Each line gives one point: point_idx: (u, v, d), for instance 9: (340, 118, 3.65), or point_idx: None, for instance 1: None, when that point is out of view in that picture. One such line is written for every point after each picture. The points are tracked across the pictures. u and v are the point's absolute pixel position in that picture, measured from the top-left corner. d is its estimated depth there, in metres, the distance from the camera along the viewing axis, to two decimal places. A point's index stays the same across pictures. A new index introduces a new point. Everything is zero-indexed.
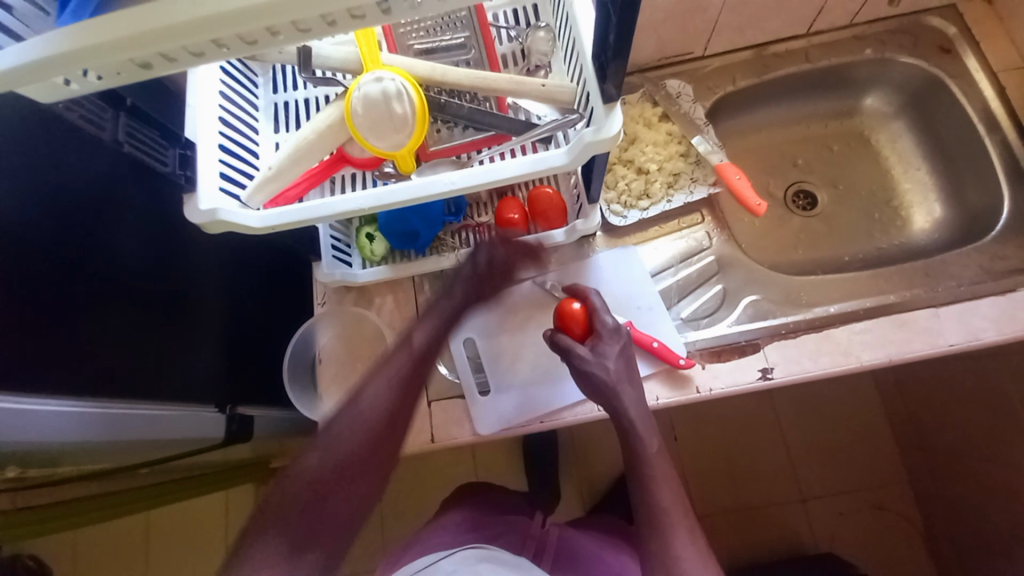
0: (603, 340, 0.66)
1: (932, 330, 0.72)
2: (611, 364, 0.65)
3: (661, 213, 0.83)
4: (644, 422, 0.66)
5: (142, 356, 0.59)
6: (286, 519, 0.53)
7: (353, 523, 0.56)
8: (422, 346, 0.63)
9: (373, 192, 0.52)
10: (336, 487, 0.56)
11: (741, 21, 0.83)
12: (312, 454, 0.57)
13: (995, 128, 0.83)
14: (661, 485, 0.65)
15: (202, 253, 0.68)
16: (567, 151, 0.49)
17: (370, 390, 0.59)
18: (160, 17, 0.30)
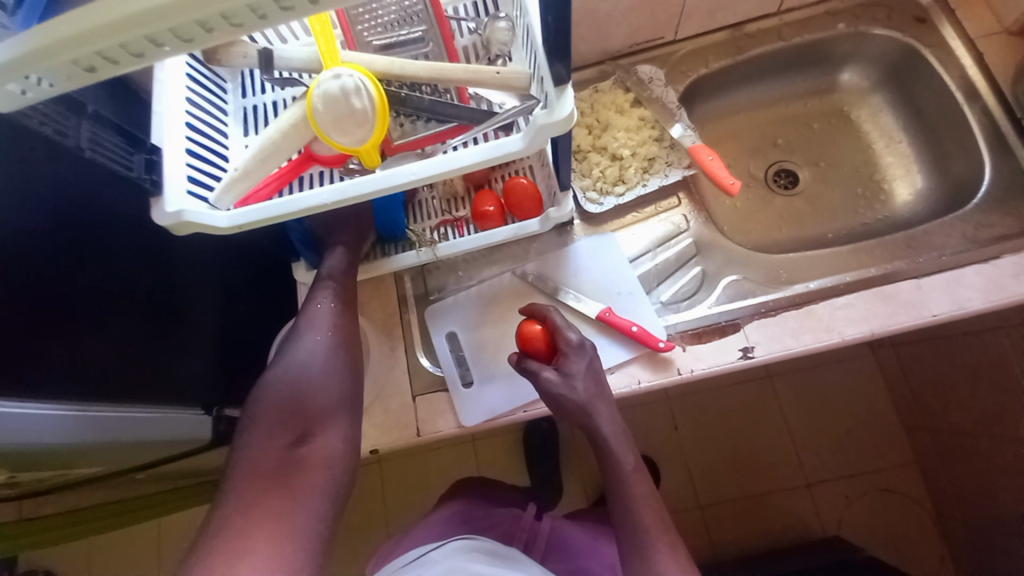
0: (571, 359, 0.67)
1: (916, 302, 0.71)
2: (581, 385, 0.66)
3: (637, 198, 0.83)
4: (619, 440, 0.66)
5: (123, 359, 0.60)
6: (257, 437, 0.62)
7: (329, 415, 0.65)
8: (341, 271, 0.73)
9: (336, 187, 0.53)
10: (301, 389, 0.65)
11: (709, 2, 0.82)
12: (276, 366, 0.66)
13: (974, 96, 0.81)
14: (636, 479, 0.66)
15: (196, 263, 0.69)
16: (523, 136, 0.50)
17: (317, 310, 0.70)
18: (99, 15, 0.31)
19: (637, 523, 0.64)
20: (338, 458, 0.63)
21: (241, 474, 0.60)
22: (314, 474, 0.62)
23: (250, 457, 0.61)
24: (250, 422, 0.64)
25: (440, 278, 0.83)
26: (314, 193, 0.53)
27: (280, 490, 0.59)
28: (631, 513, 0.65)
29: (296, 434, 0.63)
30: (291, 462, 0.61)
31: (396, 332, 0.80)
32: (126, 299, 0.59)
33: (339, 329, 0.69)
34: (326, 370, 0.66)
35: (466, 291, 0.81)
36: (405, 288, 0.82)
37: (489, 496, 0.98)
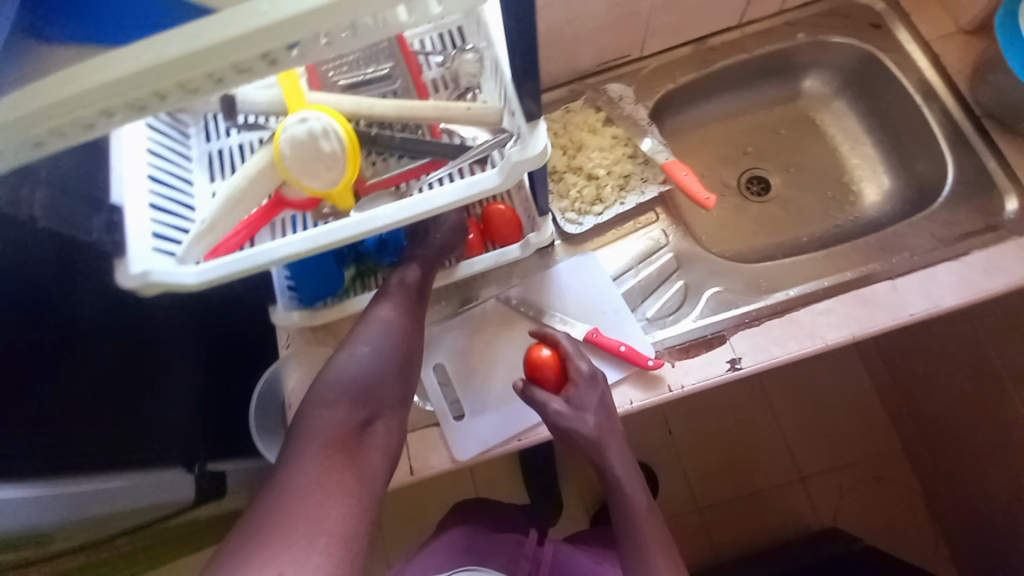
0: (580, 387, 0.67)
1: (893, 303, 0.73)
2: (591, 416, 0.66)
3: (616, 216, 0.83)
4: (630, 478, 0.67)
5: (86, 425, 0.57)
6: (328, 407, 0.61)
7: (395, 400, 0.65)
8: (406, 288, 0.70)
9: (308, 234, 0.52)
10: (379, 373, 0.64)
11: (673, 20, 0.84)
12: (358, 346, 0.65)
13: (933, 97, 0.84)
14: (632, 492, 0.67)
15: (173, 320, 0.66)
16: (498, 172, 0.49)
17: (393, 298, 0.69)
18: (44, 93, 0.30)
19: (638, 534, 0.66)
20: (394, 449, 0.64)
21: (311, 441, 0.59)
22: (371, 458, 0.61)
23: (320, 423, 0.60)
24: (323, 396, 0.62)
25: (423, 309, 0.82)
26: (288, 239, 0.52)
27: (350, 465, 0.59)
28: (630, 522, 0.66)
29: (364, 414, 0.62)
30: (358, 443, 0.61)
31: None
32: (90, 361, 0.56)
33: (406, 323, 0.68)
34: (398, 365, 0.66)
35: (451, 320, 0.80)
36: None
37: (487, 521, 0.96)
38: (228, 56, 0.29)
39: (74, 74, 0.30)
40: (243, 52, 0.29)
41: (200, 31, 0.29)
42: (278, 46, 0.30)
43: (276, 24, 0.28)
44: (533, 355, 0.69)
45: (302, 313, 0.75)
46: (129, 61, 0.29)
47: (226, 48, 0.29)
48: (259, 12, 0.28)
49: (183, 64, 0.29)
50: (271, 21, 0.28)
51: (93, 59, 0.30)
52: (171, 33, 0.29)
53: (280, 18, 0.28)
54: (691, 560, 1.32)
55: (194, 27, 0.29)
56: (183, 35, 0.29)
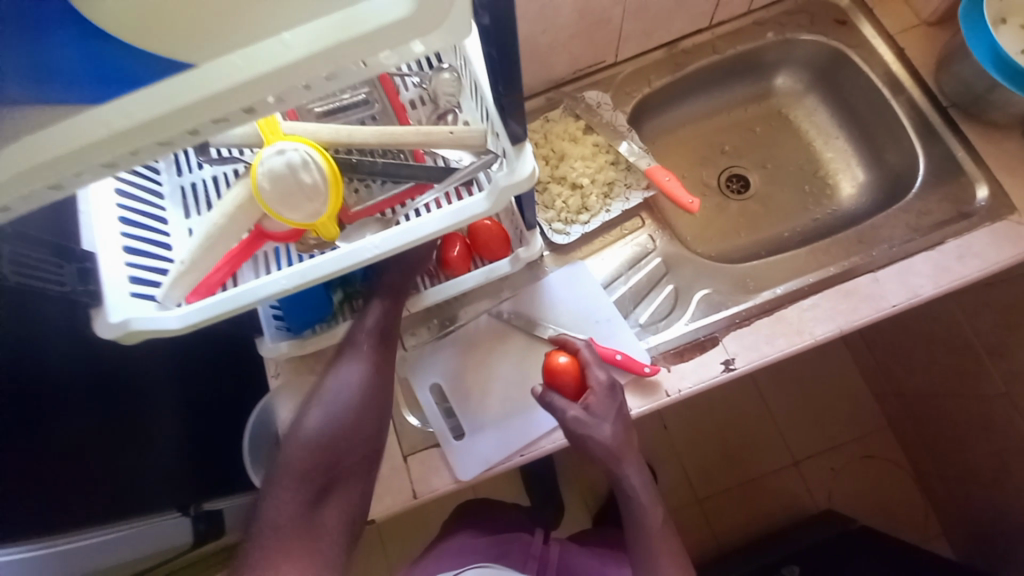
0: (597, 396, 0.67)
1: (875, 295, 0.74)
2: (606, 425, 0.66)
3: (602, 224, 0.83)
4: (646, 491, 0.69)
5: (71, 482, 0.54)
6: (280, 491, 0.64)
7: (351, 475, 0.66)
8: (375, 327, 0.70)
9: (296, 270, 0.51)
10: (329, 452, 0.65)
11: (645, 24, 0.84)
12: (308, 425, 0.66)
13: (900, 89, 0.86)
14: (644, 496, 0.69)
15: (147, 360, 0.65)
16: (486, 196, 0.49)
17: (347, 367, 0.68)
18: (15, 159, 0.29)
19: (648, 539, 0.69)
20: (352, 520, 0.67)
21: (265, 527, 0.63)
22: (326, 536, 0.64)
23: (273, 506, 0.63)
24: (276, 481, 0.65)
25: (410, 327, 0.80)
26: (270, 277, 0.51)
27: (304, 550, 0.63)
28: (641, 531, 0.69)
29: (316, 496, 0.64)
30: (310, 524, 0.64)
31: None
32: (61, 414, 0.53)
33: (381, 356, 0.70)
34: (372, 399, 0.68)
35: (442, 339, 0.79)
36: None
37: (488, 524, 0.94)
38: (207, 113, 0.28)
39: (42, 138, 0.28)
40: (222, 109, 0.28)
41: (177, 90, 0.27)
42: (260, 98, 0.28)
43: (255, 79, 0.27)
44: (552, 362, 0.69)
45: (291, 343, 0.73)
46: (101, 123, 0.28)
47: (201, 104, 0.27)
48: (240, 67, 0.27)
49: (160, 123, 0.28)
50: (252, 75, 0.27)
51: (67, 121, 0.29)
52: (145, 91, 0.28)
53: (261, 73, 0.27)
54: (694, 552, 1.33)
55: (172, 87, 0.28)
56: (162, 95, 0.28)
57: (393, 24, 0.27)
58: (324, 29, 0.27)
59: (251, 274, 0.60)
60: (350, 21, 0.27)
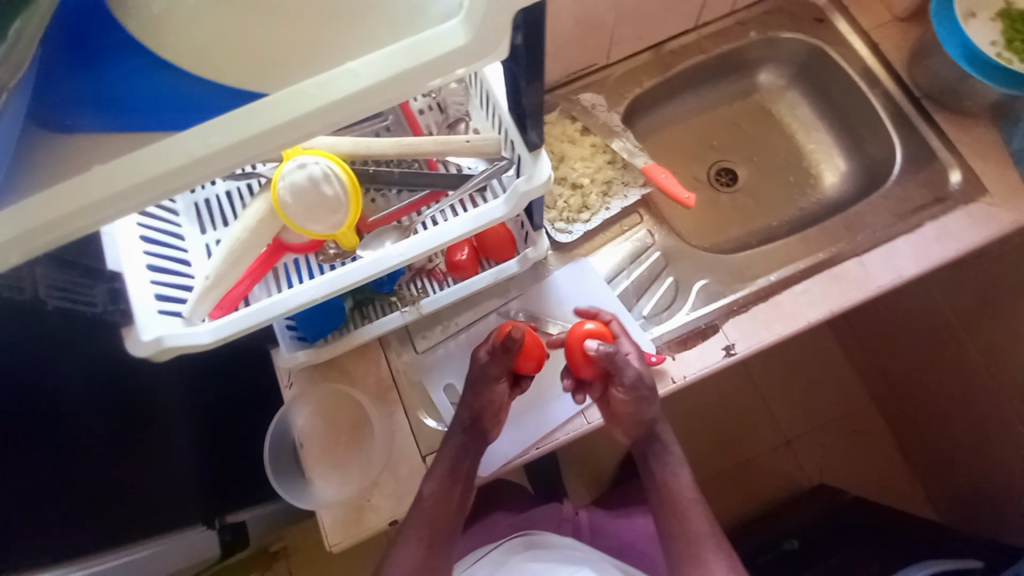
0: (642, 359, 0.72)
1: (862, 277, 0.79)
2: (651, 387, 0.71)
3: (603, 221, 0.85)
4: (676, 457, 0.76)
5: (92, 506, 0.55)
6: None
7: None
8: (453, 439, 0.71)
9: (323, 280, 0.53)
10: None
11: (635, 28, 0.87)
12: None
13: (875, 82, 0.91)
14: (671, 454, 0.76)
15: (171, 381, 0.65)
16: (505, 200, 0.51)
17: (403, 548, 0.69)
18: (80, 194, 0.29)
19: (671, 505, 0.74)
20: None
21: None
22: None
23: None
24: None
25: (422, 330, 0.82)
26: (297, 290, 0.53)
27: None
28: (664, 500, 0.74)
29: None
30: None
31: (392, 397, 0.78)
32: (84, 438, 0.53)
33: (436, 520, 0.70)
34: (436, 559, 0.71)
35: (455, 338, 0.81)
36: (393, 352, 0.81)
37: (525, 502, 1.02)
38: (270, 143, 0.29)
39: (110, 173, 0.29)
40: (284, 138, 0.29)
41: (247, 121, 0.29)
42: (321, 127, 0.29)
43: (321, 108, 0.28)
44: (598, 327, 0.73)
45: (308, 352, 0.74)
46: (170, 158, 0.29)
47: (266, 136, 0.29)
48: (304, 99, 0.29)
49: (226, 153, 0.29)
50: (318, 107, 0.28)
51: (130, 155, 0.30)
52: (214, 123, 0.29)
53: (330, 101, 0.29)
54: None
55: (236, 120, 0.29)
56: (226, 128, 0.29)
57: (450, 54, 0.29)
58: (385, 61, 0.29)
59: (272, 287, 0.61)
60: (410, 53, 0.29)
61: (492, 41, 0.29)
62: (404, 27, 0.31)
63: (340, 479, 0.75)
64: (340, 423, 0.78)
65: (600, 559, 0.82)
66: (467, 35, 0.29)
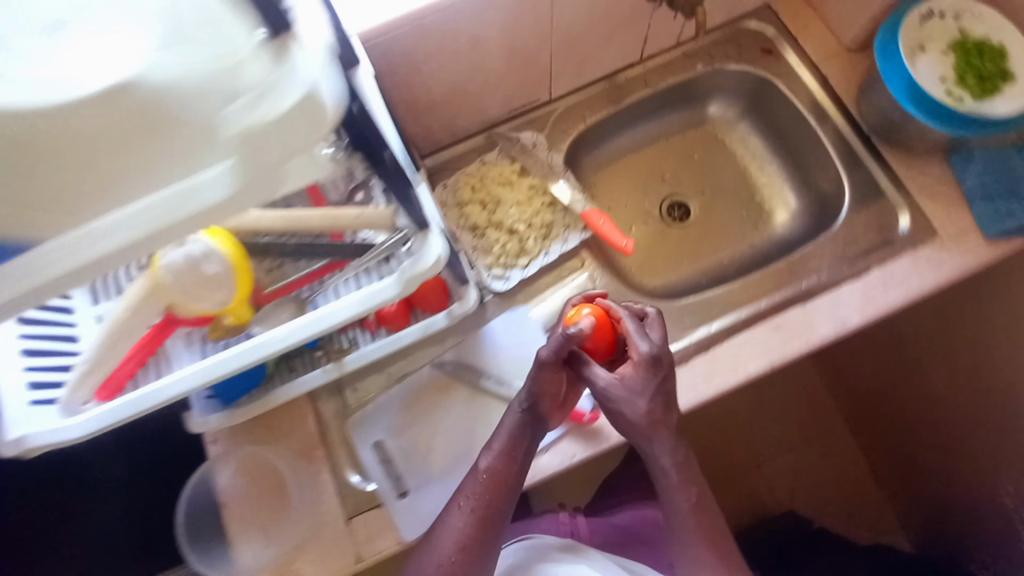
0: (637, 369, 0.66)
1: (806, 326, 0.76)
2: (640, 401, 0.66)
3: (541, 268, 0.82)
4: (675, 473, 0.69)
5: None
6: None
7: None
8: (522, 406, 0.67)
9: (201, 368, 0.50)
10: None
11: (574, 63, 0.84)
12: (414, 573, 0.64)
13: (824, 118, 0.88)
14: (673, 475, 0.69)
15: None
16: (395, 281, 0.48)
17: (450, 518, 0.64)
18: None
19: (680, 520, 0.69)
20: None
21: None
22: None
23: None
24: None
25: (353, 384, 0.80)
26: (180, 372, 0.50)
27: None
28: (674, 513, 0.69)
29: None
30: None
31: (318, 454, 0.75)
32: None
33: (497, 494, 0.65)
34: (484, 541, 0.64)
35: (388, 390, 0.78)
36: (322, 407, 0.78)
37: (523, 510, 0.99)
38: (56, 288, 0.33)
39: None
40: (80, 279, 0.33)
41: (37, 265, 0.32)
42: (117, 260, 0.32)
43: (108, 254, 0.32)
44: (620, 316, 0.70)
45: (222, 417, 0.71)
46: None
47: (57, 281, 0.32)
48: (73, 251, 0.32)
49: (23, 296, 0.32)
50: (91, 259, 0.32)
51: None
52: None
53: (114, 247, 0.32)
54: None
55: (20, 268, 0.32)
56: (13, 273, 0.32)
57: (226, 197, 0.32)
58: (163, 205, 0.32)
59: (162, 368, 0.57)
60: (178, 200, 0.32)
61: (265, 181, 0.32)
62: (178, 153, 0.31)
63: (262, 542, 0.72)
64: (266, 483, 0.75)
65: (605, 560, 0.81)
66: (238, 181, 0.32)
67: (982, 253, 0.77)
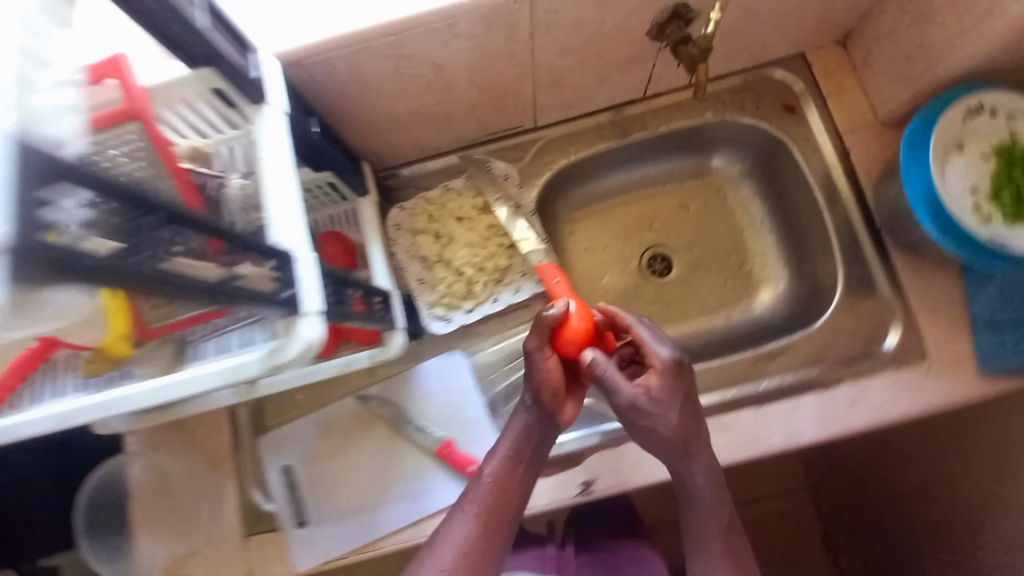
0: (662, 377, 0.60)
1: (753, 433, 0.70)
2: (672, 413, 0.59)
3: (485, 315, 0.77)
4: (710, 490, 0.62)
5: None
6: None
7: None
8: (529, 406, 0.65)
9: (55, 414, 0.48)
10: None
11: (564, 95, 0.75)
12: None
13: (834, 198, 0.77)
14: (705, 496, 0.62)
15: None
16: (257, 360, 0.43)
17: (453, 524, 0.59)
18: None
19: (707, 543, 0.63)
20: None
21: None
22: None
23: None
24: None
25: (277, 402, 0.78)
26: (31, 415, 0.48)
27: None
28: (702, 536, 0.63)
29: None
30: None
31: (226, 467, 0.74)
32: None
33: (504, 491, 0.61)
34: (489, 550, 0.58)
35: (306, 416, 0.76)
36: (239, 418, 0.76)
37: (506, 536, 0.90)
38: None
39: None
40: None
41: None
42: None
43: None
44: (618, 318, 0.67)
45: (124, 421, 0.69)
46: None
47: None
48: None
49: None
50: None
51: None
52: None
53: None
54: None
55: None
56: None
57: None
58: None
59: (33, 390, 0.52)
60: None
61: None
62: None
63: (157, 544, 0.72)
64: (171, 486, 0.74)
65: None
66: None
67: (973, 388, 0.68)
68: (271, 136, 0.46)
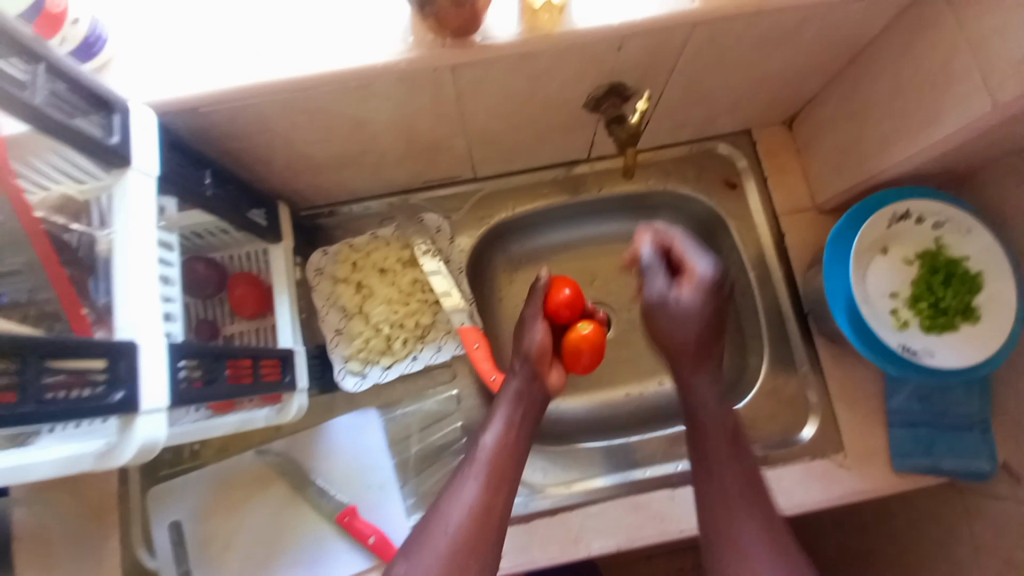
0: (695, 289, 0.60)
1: (666, 515, 0.69)
2: (695, 325, 0.59)
3: (403, 373, 0.74)
4: (734, 431, 0.59)
5: None
6: None
7: None
8: (523, 369, 0.64)
9: None
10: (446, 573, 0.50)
11: (502, 153, 0.72)
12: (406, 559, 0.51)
13: (766, 280, 0.76)
14: (726, 433, 0.59)
15: None
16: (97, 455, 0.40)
17: (456, 488, 0.55)
18: None
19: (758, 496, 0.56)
20: None
21: None
22: None
23: None
24: None
25: (173, 451, 0.73)
26: None
27: None
28: (746, 489, 0.56)
29: None
30: None
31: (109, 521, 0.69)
32: None
33: (508, 444, 0.58)
34: (497, 508, 0.54)
35: (202, 468, 0.72)
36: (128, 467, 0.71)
37: None
38: None
39: None
40: None
41: None
42: None
43: None
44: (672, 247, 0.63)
45: None
46: None
47: None
48: None
49: None
50: None
51: None
52: None
53: None
54: None
55: None
56: None
57: None
58: None
59: None
60: None
61: None
62: None
63: None
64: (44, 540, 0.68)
65: None
66: None
67: (885, 485, 0.68)
68: (133, 210, 0.42)
